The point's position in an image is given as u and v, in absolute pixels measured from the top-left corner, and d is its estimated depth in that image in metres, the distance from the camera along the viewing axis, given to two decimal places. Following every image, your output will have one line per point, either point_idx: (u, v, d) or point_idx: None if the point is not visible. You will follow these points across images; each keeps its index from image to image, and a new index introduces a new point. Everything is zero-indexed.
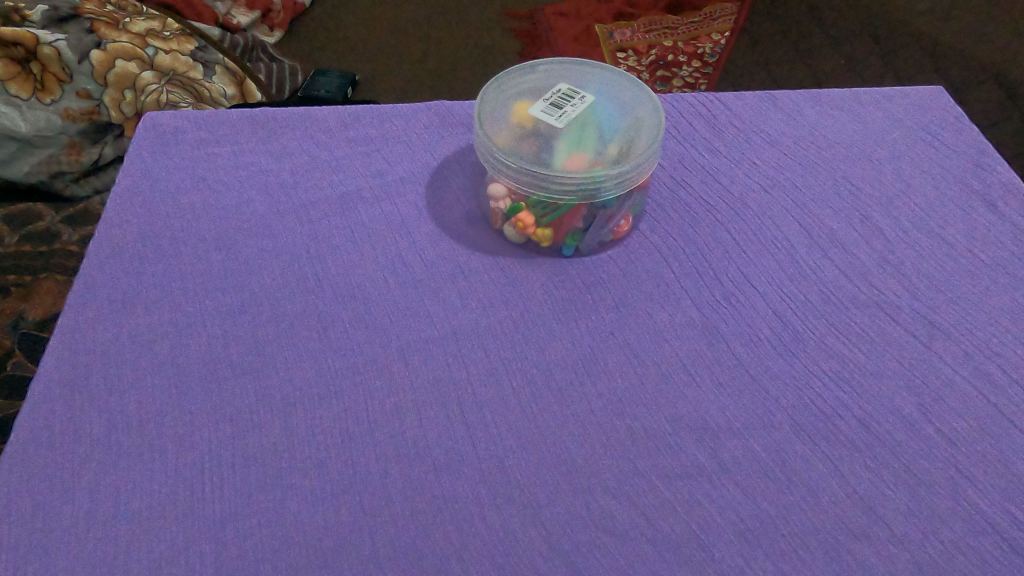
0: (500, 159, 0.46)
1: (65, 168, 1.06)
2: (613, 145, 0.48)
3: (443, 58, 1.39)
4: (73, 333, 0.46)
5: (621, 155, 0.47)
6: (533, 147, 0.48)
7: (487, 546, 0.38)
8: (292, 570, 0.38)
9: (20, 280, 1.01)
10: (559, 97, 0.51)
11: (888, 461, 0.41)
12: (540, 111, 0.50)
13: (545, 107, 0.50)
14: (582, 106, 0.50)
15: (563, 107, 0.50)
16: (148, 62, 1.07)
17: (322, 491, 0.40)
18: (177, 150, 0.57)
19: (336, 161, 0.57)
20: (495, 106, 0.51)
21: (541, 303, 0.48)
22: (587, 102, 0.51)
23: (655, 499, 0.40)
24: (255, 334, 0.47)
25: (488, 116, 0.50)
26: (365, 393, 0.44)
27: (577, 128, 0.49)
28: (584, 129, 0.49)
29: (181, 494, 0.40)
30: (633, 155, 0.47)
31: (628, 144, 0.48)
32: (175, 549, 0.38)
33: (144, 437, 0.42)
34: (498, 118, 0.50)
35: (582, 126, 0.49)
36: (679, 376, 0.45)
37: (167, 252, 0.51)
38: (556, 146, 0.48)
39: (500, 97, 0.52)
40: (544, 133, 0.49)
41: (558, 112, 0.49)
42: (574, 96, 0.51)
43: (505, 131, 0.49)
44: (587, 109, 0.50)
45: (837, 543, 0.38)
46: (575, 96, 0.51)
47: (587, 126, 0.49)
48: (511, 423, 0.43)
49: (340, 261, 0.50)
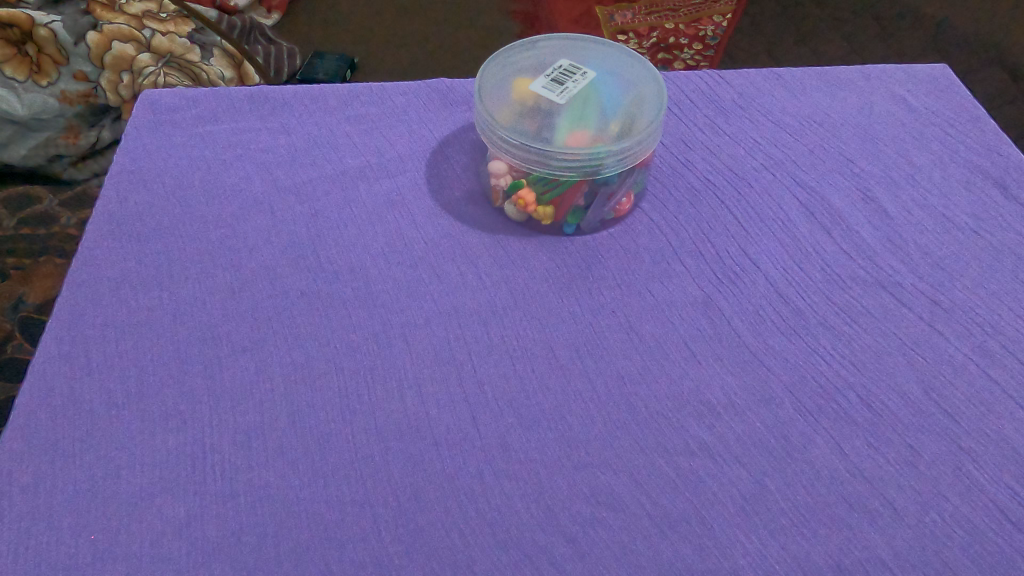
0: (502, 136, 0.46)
1: (64, 151, 1.06)
2: (614, 122, 0.48)
3: (443, 40, 1.38)
4: (73, 309, 0.46)
5: (623, 132, 0.47)
6: (535, 122, 0.48)
7: (488, 520, 0.39)
8: (296, 543, 0.38)
9: (20, 263, 1.01)
10: (560, 73, 0.50)
11: (889, 437, 0.41)
12: (541, 87, 0.49)
13: (545, 83, 0.49)
14: (584, 82, 0.50)
15: (565, 83, 0.49)
16: (145, 44, 1.04)
17: (324, 467, 0.40)
18: (174, 129, 0.56)
19: (336, 139, 0.56)
20: (496, 83, 0.51)
21: (543, 280, 0.48)
22: (589, 78, 0.50)
23: (657, 475, 0.40)
24: (255, 312, 0.46)
25: (488, 92, 0.50)
26: (365, 370, 0.44)
27: (578, 104, 0.49)
28: (585, 105, 0.49)
29: (183, 468, 0.40)
30: (635, 131, 0.47)
31: (631, 120, 0.48)
32: (178, 522, 0.38)
33: (146, 412, 0.42)
34: (498, 94, 0.50)
35: (584, 102, 0.49)
36: (680, 354, 0.45)
37: (165, 232, 0.50)
38: (557, 122, 0.48)
39: (501, 74, 0.51)
40: (545, 109, 0.48)
41: (559, 88, 0.49)
42: (575, 71, 0.50)
43: (506, 107, 0.49)
44: (588, 85, 0.50)
45: (837, 517, 0.39)
46: (577, 72, 0.50)
47: (589, 102, 0.49)
48: (512, 400, 0.43)
49: (340, 239, 0.50)
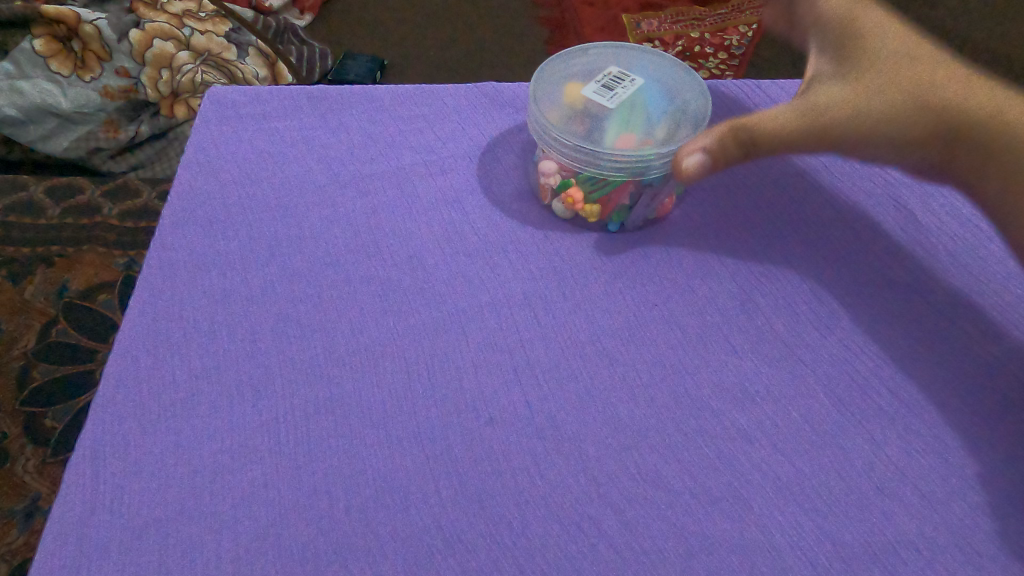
0: (554, 136, 0.49)
1: (103, 144, 1.10)
2: (659, 127, 0.51)
3: (475, 44, 1.41)
4: (153, 290, 0.49)
5: (668, 137, 0.50)
6: (585, 125, 0.51)
7: (541, 493, 0.41)
8: (363, 507, 0.41)
9: (63, 251, 1.06)
10: (610, 80, 0.53)
11: (921, 430, 0.44)
12: (591, 93, 0.52)
13: (596, 88, 0.52)
14: (632, 88, 0.52)
15: (614, 89, 0.52)
16: (184, 42, 1.11)
17: (388, 440, 0.43)
18: (241, 125, 0.60)
19: (392, 136, 0.59)
20: (548, 87, 0.54)
21: (589, 274, 0.51)
22: (637, 85, 0.53)
23: (701, 459, 0.42)
24: (320, 297, 0.50)
25: (541, 95, 0.53)
26: (423, 352, 0.47)
27: (627, 110, 0.51)
28: (633, 110, 0.52)
29: (258, 437, 0.43)
30: (679, 138, 0.50)
31: (675, 127, 0.51)
32: (255, 485, 0.41)
33: (222, 385, 0.45)
34: (550, 97, 0.53)
35: (631, 108, 0.52)
36: (720, 346, 0.47)
37: (236, 221, 0.54)
38: (606, 125, 0.50)
39: (553, 78, 0.54)
40: (595, 113, 0.51)
41: (608, 93, 0.52)
42: (624, 78, 0.53)
43: (558, 110, 0.52)
44: (636, 92, 0.52)
45: (872, 504, 0.41)
46: (626, 79, 0.53)
47: (636, 107, 0.52)
48: (561, 385, 0.45)
49: (398, 231, 0.53)
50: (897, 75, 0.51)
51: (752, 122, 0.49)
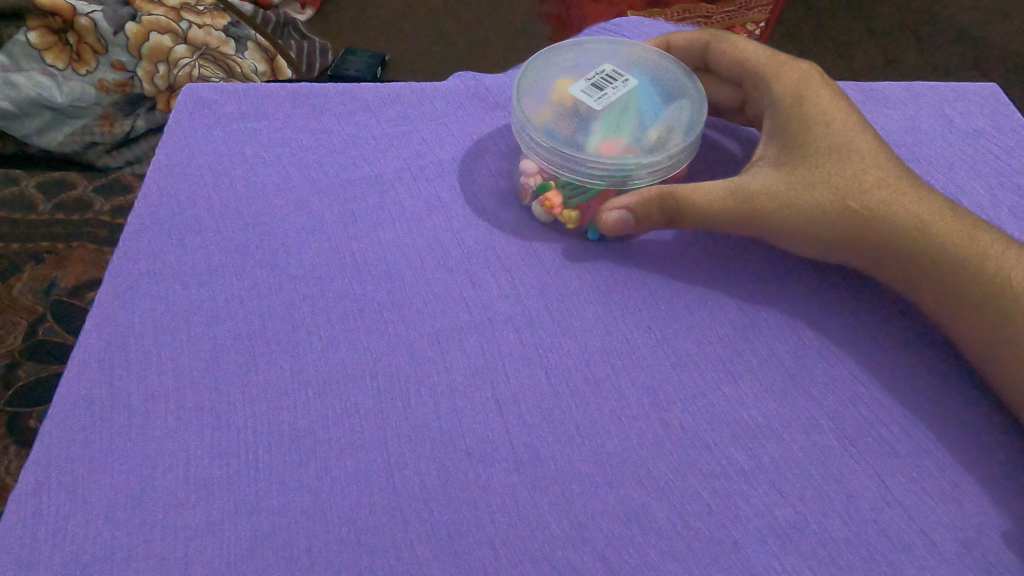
0: (533, 139, 0.46)
1: (98, 138, 1.07)
2: (648, 131, 0.48)
3: (474, 40, 1.38)
4: (114, 303, 0.47)
5: (657, 145, 0.47)
6: (570, 126, 0.47)
7: (520, 534, 0.38)
8: (329, 547, 0.38)
9: (53, 247, 1.02)
10: (601, 78, 0.50)
11: (928, 470, 0.41)
12: (580, 92, 0.49)
13: (585, 87, 0.49)
14: (624, 90, 0.49)
15: (605, 89, 0.49)
16: (182, 35, 1.08)
17: (357, 473, 0.40)
18: (217, 125, 0.57)
19: (376, 140, 0.56)
20: (536, 83, 0.50)
21: (579, 292, 0.48)
22: (630, 86, 0.49)
23: (693, 496, 0.39)
24: (291, 312, 0.47)
25: (527, 92, 0.50)
26: (400, 375, 0.44)
27: (616, 112, 0.48)
28: (623, 112, 0.48)
29: (218, 469, 0.40)
30: (669, 146, 0.47)
31: (667, 133, 0.48)
32: (212, 520, 0.39)
33: (182, 409, 0.42)
34: (537, 94, 0.50)
35: (622, 110, 0.48)
36: (716, 374, 0.44)
37: (204, 228, 0.51)
38: (592, 128, 0.47)
39: (542, 74, 0.51)
40: (582, 114, 0.48)
41: (598, 93, 0.49)
42: (617, 78, 0.50)
43: (543, 108, 0.49)
44: (629, 93, 0.49)
45: (877, 550, 0.38)
46: (618, 79, 0.50)
47: (627, 110, 0.48)
48: (545, 413, 0.43)
49: (377, 243, 0.50)
50: (851, 193, 0.45)
51: (682, 190, 0.46)
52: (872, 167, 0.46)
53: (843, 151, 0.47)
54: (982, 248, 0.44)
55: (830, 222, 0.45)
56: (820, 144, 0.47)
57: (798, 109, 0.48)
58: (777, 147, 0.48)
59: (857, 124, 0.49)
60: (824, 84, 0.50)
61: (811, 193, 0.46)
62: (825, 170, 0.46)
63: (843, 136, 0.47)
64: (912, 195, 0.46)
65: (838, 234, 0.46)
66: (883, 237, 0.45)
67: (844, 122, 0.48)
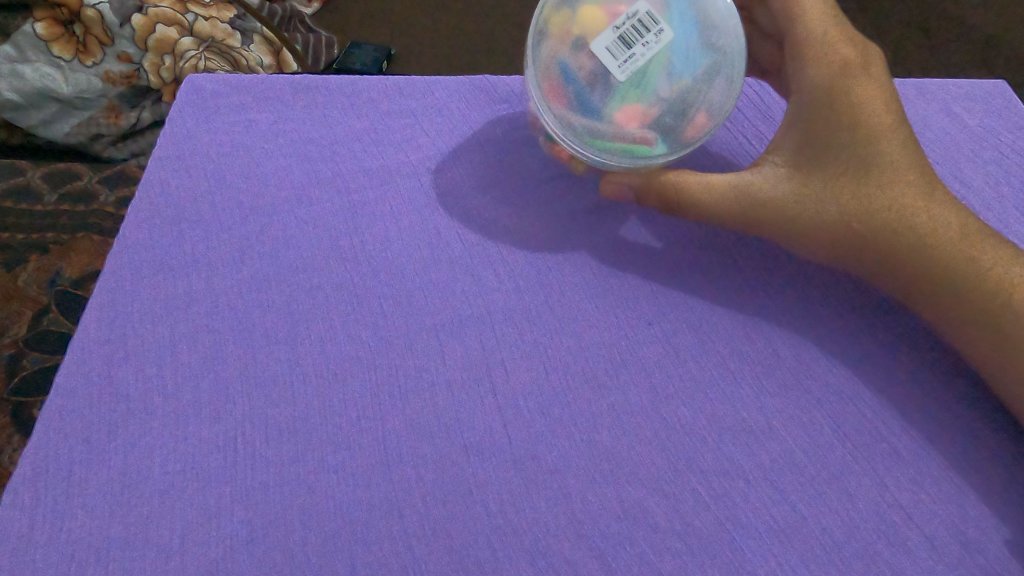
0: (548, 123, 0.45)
1: (104, 130, 1.08)
2: (670, 105, 0.44)
3: (479, 32, 1.37)
4: (113, 294, 0.47)
5: (676, 130, 0.45)
6: (588, 101, 0.44)
7: (517, 529, 0.38)
8: (326, 540, 0.38)
9: (58, 238, 1.02)
10: (631, 28, 0.43)
11: (927, 470, 0.41)
12: (604, 54, 0.43)
13: (610, 47, 0.43)
14: (654, 48, 0.43)
15: (632, 48, 0.43)
16: (188, 28, 1.07)
17: (354, 466, 0.40)
18: (217, 116, 0.57)
19: (376, 132, 0.56)
20: (555, 28, 0.44)
21: (579, 287, 0.48)
22: (662, 41, 0.43)
23: (688, 494, 0.39)
24: (290, 304, 0.47)
25: (544, 44, 0.44)
26: (398, 368, 0.44)
27: (641, 80, 0.44)
28: (649, 80, 0.44)
29: (215, 461, 0.40)
30: (688, 132, 0.45)
31: (690, 112, 0.45)
32: (208, 512, 0.39)
33: (179, 401, 0.42)
34: (555, 47, 0.44)
35: (648, 77, 0.44)
36: (717, 371, 0.44)
37: (205, 220, 0.51)
38: (612, 104, 0.44)
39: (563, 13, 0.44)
40: (603, 82, 0.44)
41: (624, 56, 0.43)
42: (649, 28, 0.43)
43: (560, 70, 0.44)
44: (660, 51, 0.43)
45: (872, 550, 0.38)
46: (651, 30, 0.43)
47: (654, 76, 0.44)
48: (544, 408, 0.42)
49: (378, 236, 0.50)
50: (863, 206, 0.44)
51: (683, 181, 0.46)
52: (894, 182, 0.44)
53: (865, 162, 0.44)
54: (991, 282, 0.42)
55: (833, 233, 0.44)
56: (842, 152, 0.44)
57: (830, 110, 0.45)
58: (796, 147, 0.46)
59: (897, 130, 0.45)
60: (870, 75, 0.46)
61: (816, 205, 0.44)
62: (839, 183, 0.44)
63: (871, 147, 0.44)
64: (931, 217, 0.43)
65: (841, 241, 0.45)
66: (886, 256, 0.44)
67: (880, 129, 0.44)
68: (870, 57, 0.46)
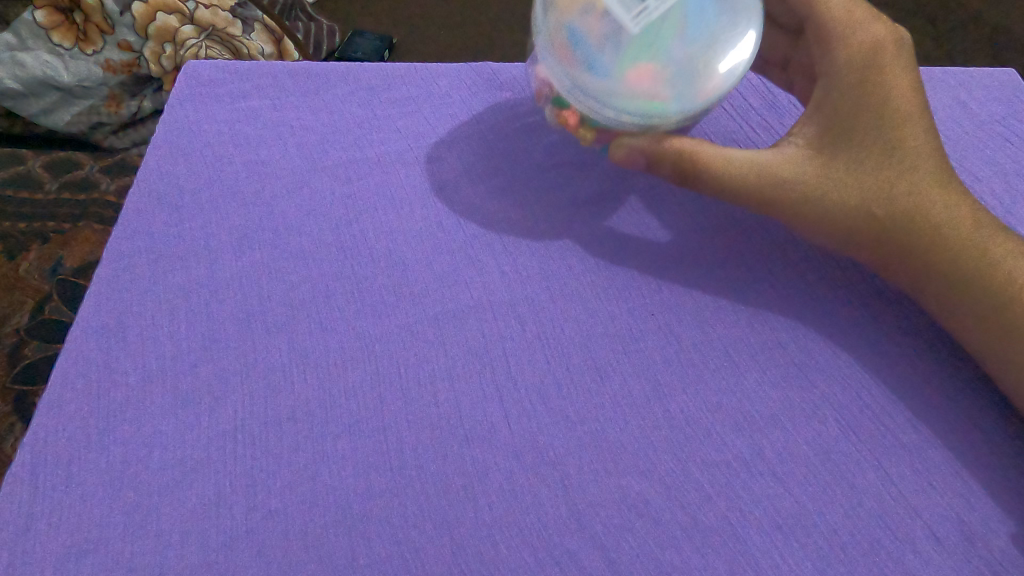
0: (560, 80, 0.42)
1: (105, 119, 1.08)
2: (691, 47, 0.41)
3: (482, 21, 1.36)
4: (112, 283, 0.46)
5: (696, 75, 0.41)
6: (597, 47, 0.40)
7: (518, 521, 0.38)
8: (325, 531, 0.38)
9: (59, 227, 1.02)
10: None
11: (933, 464, 0.40)
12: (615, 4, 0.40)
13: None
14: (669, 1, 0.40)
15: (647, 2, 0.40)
16: (189, 16, 1.01)
17: (354, 457, 0.40)
18: (217, 104, 0.56)
19: (377, 120, 0.55)
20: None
21: (582, 278, 0.47)
22: None
23: (692, 487, 0.39)
24: (291, 294, 0.46)
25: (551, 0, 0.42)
26: (399, 359, 0.43)
27: (653, 31, 0.40)
28: (663, 26, 0.40)
29: (214, 450, 0.40)
30: (714, 85, 0.42)
31: (714, 57, 0.41)
32: (207, 503, 0.38)
33: (179, 390, 0.42)
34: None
35: (662, 24, 0.40)
36: (721, 362, 0.44)
37: (204, 208, 0.50)
38: (621, 52, 0.40)
39: None
40: (613, 32, 0.40)
41: (638, 9, 0.40)
42: None
43: (569, 20, 0.41)
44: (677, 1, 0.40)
45: (877, 544, 0.38)
46: None
47: (670, 22, 0.40)
48: (545, 399, 0.42)
49: (379, 225, 0.50)
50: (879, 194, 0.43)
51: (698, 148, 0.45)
52: (912, 175, 0.43)
53: (885, 150, 0.43)
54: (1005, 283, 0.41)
55: (845, 222, 0.44)
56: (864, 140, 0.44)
57: (851, 96, 0.44)
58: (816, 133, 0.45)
59: (919, 121, 0.44)
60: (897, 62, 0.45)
61: (834, 192, 0.43)
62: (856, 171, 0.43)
63: (891, 142, 0.44)
64: (946, 212, 0.43)
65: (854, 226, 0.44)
66: (895, 247, 0.43)
67: (900, 118, 0.44)
68: (898, 45, 0.45)
